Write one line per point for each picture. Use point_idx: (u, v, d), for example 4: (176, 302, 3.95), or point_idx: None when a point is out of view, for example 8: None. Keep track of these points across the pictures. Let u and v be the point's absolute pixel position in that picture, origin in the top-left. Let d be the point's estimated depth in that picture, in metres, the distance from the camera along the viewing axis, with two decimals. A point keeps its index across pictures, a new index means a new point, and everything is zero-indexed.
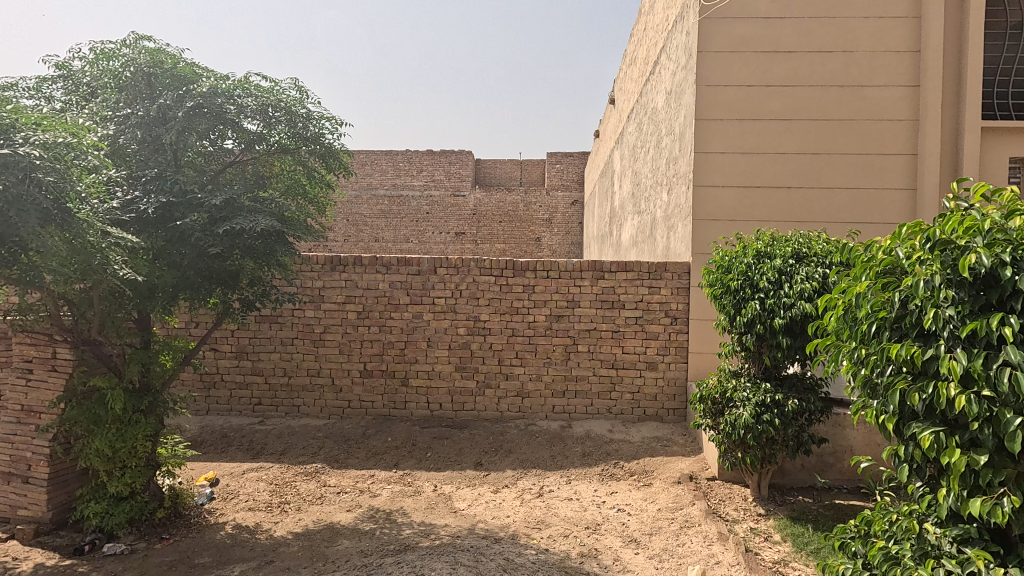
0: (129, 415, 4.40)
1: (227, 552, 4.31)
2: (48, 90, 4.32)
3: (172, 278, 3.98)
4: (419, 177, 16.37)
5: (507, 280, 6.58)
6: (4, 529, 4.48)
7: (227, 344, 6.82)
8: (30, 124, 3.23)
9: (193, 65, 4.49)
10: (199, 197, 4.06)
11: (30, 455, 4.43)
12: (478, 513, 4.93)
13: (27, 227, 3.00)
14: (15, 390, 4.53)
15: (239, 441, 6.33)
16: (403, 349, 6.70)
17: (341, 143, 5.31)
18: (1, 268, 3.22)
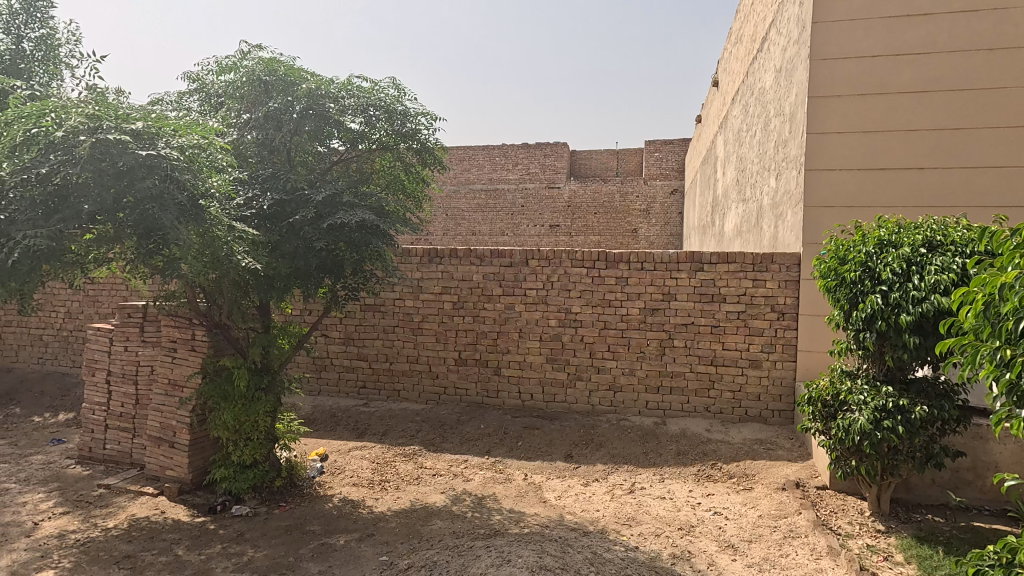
0: (252, 392, 4.90)
1: (334, 523, 4.67)
2: (186, 102, 4.90)
3: (287, 269, 4.36)
4: (515, 170, 16.51)
5: (600, 272, 6.47)
6: (156, 486, 5.17)
7: (336, 330, 7.34)
8: (169, 131, 3.66)
9: (303, 71, 4.87)
10: (308, 195, 4.41)
11: (175, 423, 5.08)
12: (567, 504, 4.93)
13: (167, 221, 3.43)
14: (163, 366, 5.20)
15: (346, 421, 6.82)
16: (496, 339, 6.83)
17: (436, 138, 5.49)
18: (148, 261, 3.69)
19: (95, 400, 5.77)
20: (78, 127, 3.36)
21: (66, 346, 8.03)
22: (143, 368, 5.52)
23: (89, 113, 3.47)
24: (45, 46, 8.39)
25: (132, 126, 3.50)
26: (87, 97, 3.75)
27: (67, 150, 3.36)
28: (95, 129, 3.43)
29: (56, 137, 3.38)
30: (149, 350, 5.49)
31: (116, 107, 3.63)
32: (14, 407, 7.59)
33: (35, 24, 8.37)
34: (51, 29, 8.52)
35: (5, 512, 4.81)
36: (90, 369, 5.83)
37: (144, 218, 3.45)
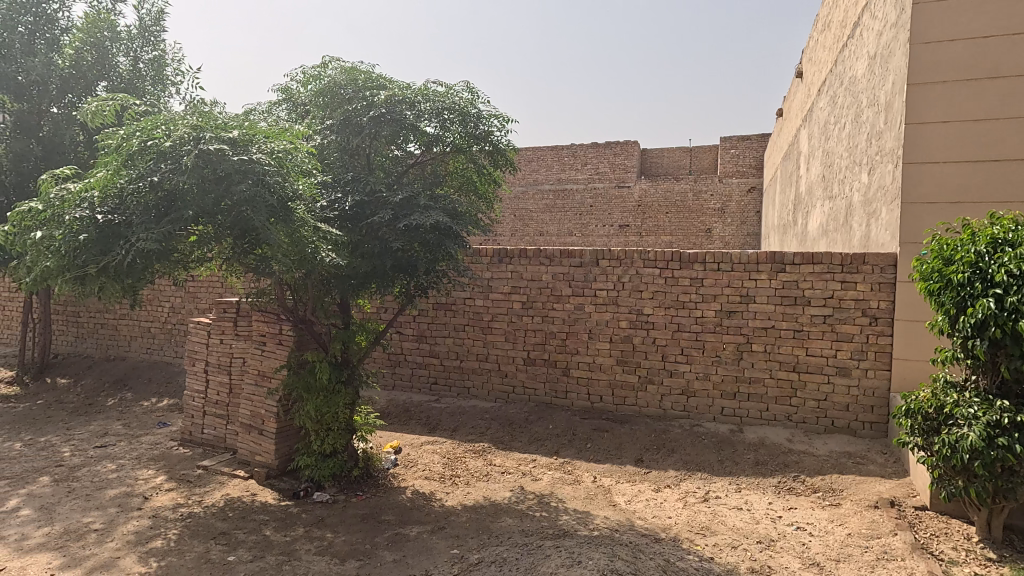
0: (333, 385, 5.16)
1: (407, 514, 4.83)
2: (276, 111, 5.24)
3: (366, 268, 4.54)
4: (583, 170, 16.36)
5: (672, 272, 6.29)
6: (247, 469, 5.55)
7: (410, 327, 7.59)
8: (262, 138, 3.92)
9: (381, 78, 5.07)
10: (386, 197, 4.58)
11: (264, 412, 5.44)
12: (638, 509, 4.83)
13: (260, 221, 3.67)
14: (254, 358, 5.58)
15: (419, 415, 7.03)
16: (565, 340, 6.80)
17: (508, 139, 5.53)
18: (243, 259, 3.96)
19: (195, 388, 6.29)
20: (184, 137, 3.67)
21: (171, 338, 8.81)
22: (237, 359, 5.95)
23: (193, 124, 3.79)
24: (156, 66, 9.29)
25: (230, 134, 3.80)
26: (192, 110, 4.11)
27: (174, 159, 3.69)
28: (197, 138, 3.74)
29: (166, 147, 3.72)
30: (242, 342, 5.92)
31: (216, 118, 3.95)
32: (127, 391, 8.41)
33: (149, 46, 9.30)
34: (162, 50, 9.44)
35: (120, 485, 5.33)
36: (191, 359, 6.35)
37: (240, 220, 3.72)
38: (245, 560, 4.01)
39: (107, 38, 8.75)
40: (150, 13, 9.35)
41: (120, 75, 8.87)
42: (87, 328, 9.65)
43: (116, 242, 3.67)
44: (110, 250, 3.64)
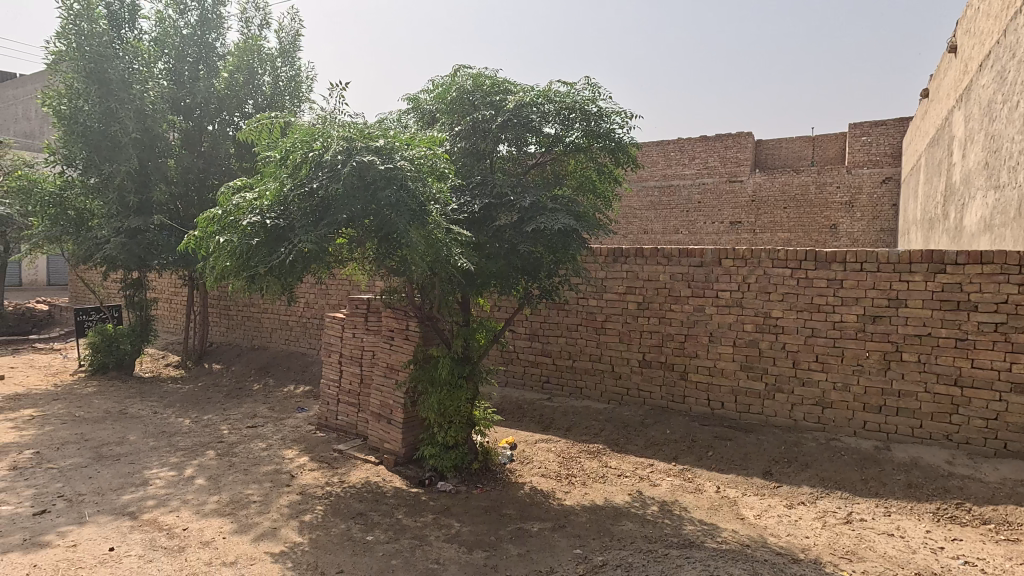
0: (455, 380, 5.37)
1: (528, 509, 4.91)
2: (405, 120, 5.55)
3: (493, 269, 4.67)
4: (691, 165, 15.67)
5: (806, 273, 5.84)
6: (377, 456, 5.95)
7: (522, 326, 7.72)
8: (402, 147, 4.21)
9: (505, 82, 5.20)
10: (513, 200, 4.71)
11: (393, 403, 5.79)
12: (770, 525, 4.54)
13: (402, 225, 3.96)
14: (383, 352, 5.96)
15: (532, 413, 7.14)
16: (684, 342, 6.55)
17: (630, 137, 5.42)
18: (386, 260, 4.31)
19: (331, 377, 6.84)
20: (339, 147, 4.08)
21: (305, 330, 9.69)
22: (367, 352, 6.39)
23: (346, 136, 4.14)
24: (293, 83, 10.28)
25: (376, 143, 4.10)
26: (340, 122, 4.50)
27: (330, 168, 4.05)
28: (349, 149, 4.09)
29: (322, 157, 4.10)
30: (372, 337, 6.35)
31: (364, 129, 4.28)
32: (269, 378, 9.36)
33: (288, 65, 10.32)
34: (298, 68, 10.44)
35: (271, 463, 5.94)
36: (326, 351, 6.92)
37: (384, 222, 4.02)
38: (383, 541, 4.29)
39: (255, 61, 9.77)
40: (288, 35, 10.33)
41: (265, 93, 9.91)
42: (236, 320, 10.87)
43: (279, 244, 4.18)
44: (275, 251, 4.16)
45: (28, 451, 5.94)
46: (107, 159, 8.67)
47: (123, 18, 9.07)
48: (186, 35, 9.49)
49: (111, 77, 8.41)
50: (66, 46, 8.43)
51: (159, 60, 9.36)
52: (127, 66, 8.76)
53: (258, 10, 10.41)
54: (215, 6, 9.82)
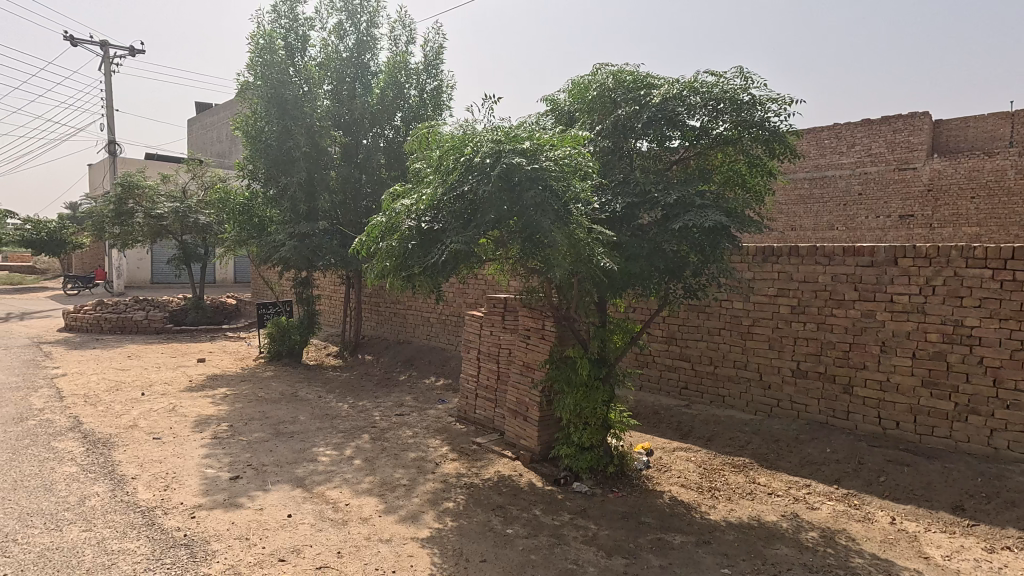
0: (592, 381, 5.30)
1: (668, 520, 4.71)
2: (543, 121, 5.63)
3: (636, 269, 4.55)
4: (849, 153, 13.98)
5: (1012, 275, 4.91)
6: (513, 451, 6.09)
7: (659, 328, 7.45)
8: (546, 148, 4.32)
9: (647, 77, 5.06)
10: (657, 197, 4.56)
11: (529, 400, 5.90)
12: (963, 570, 3.88)
13: (547, 226, 4.08)
14: (520, 350, 6.09)
15: (669, 420, 6.86)
16: (847, 351, 5.87)
17: (788, 125, 4.96)
18: (530, 259, 4.45)
19: (469, 372, 7.14)
20: (488, 152, 4.34)
21: (446, 327, 10.27)
22: (504, 350, 6.58)
23: (495, 139, 4.41)
24: (436, 94, 10.95)
25: (522, 146, 4.32)
26: (487, 128, 4.72)
27: (479, 172, 4.33)
28: (497, 152, 4.36)
29: (473, 162, 4.39)
30: (509, 335, 6.52)
31: (510, 132, 4.52)
32: (413, 370, 10.07)
33: (431, 77, 11.01)
34: (440, 80, 11.09)
35: (417, 449, 6.36)
36: (466, 347, 7.24)
37: (530, 225, 4.21)
38: (522, 535, 4.37)
39: (403, 76, 10.57)
40: (431, 48, 11.01)
41: (411, 105, 10.67)
42: (385, 316, 11.86)
43: (433, 246, 4.59)
44: (430, 252, 4.59)
45: (224, 424, 6.98)
46: (283, 173, 9.91)
47: (296, 48, 10.25)
48: (346, 57, 10.54)
49: (287, 101, 9.62)
50: (254, 76, 9.77)
51: (324, 83, 10.45)
52: (299, 90, 9.93)
53: (405, 28, 11.21)
54: (369, 29, 10.76)
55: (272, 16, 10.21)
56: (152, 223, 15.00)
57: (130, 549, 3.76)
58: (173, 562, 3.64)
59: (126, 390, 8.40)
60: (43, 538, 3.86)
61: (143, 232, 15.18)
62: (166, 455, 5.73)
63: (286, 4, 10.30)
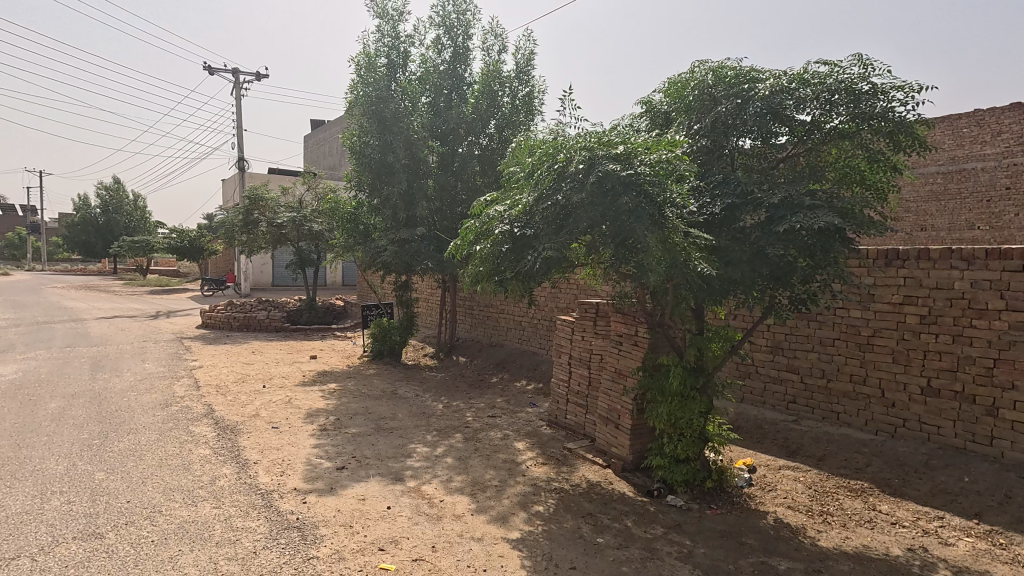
0: (688, 391, 5.06)
1: (773, 544, 4.39)
2: (638, 122, 5.54)
3: (737, 275, 4.30)
4: (995, 142, 12.27)
5: None
6: (604, 459, 5.97)
7: (763, 337, 7.01)
8: (641, 151, 4.25)
9: (751, 72, 4.80)
10: (761, 198, 4.30)
11: (621, 407, 5.76)
12: None
13: (640, 230, 3.99)
14: (612, 356, 5.98)
15: (774, 435, 6.41)
16: (990, 368, 5.16)
17: (916, 115, 4.47)
18: (623, 265, 4.37)
19: (561, 377, 7.12)
20: (581, 157, 4.34)
21: (537, 331, 10.33)
22: (595, 356, 6.49)
23: (588, 145, 4.41)
24: (528, 100, 11.11)
25: (616, 150, 4.28)
26: (580, 133, 4.73)
27: (573, 179, 4.34)
28: (590, 158, 4.34)
29: (566, 168, 4.40)
30: (601, 340, 6.43)
31: (603, 137, 4.50)
32: (505, 372, 10.23)
33: (523, 84, 11.18)
34: (532, 86, 11.24)
35: (508, 451, 6.45)
36: (557, 351, 7.23)
37: (623, 230, 4.14)
38: (613, 546, 4.28)
39: (496, 84, 10.83)
40: (524, 55, 11.15)
41: (504, 113, 10.89)
42: (478, 319, 12.16)
43: (525, 251, 4.68)
44: (522, 257, 4.68)
45: (332, 417, 7.51)
46: (386, 183, 10.50)
47: (397, 64, 10.87)
48: (443, 70, 10.99)
49: (388, 115, 10.21)
50: (360, 94, 10.45)
51: (422, 96, 10.95)
52: (400, 104, 10.50)
53: (498, 38, 11.46)
54: (465, 41, 11.14)
55: (376, 36, 10.89)
56: (273, 231, 16.54)
57: (251, 527, 4.16)
58: (287, 542, 3.97)
59: (250, 382, 9.31)
60: (182, 511, 4.38)
61: (266, 239, 16.77)
62: (282, 443, 6.28)
63: (388, 24, 10.93)
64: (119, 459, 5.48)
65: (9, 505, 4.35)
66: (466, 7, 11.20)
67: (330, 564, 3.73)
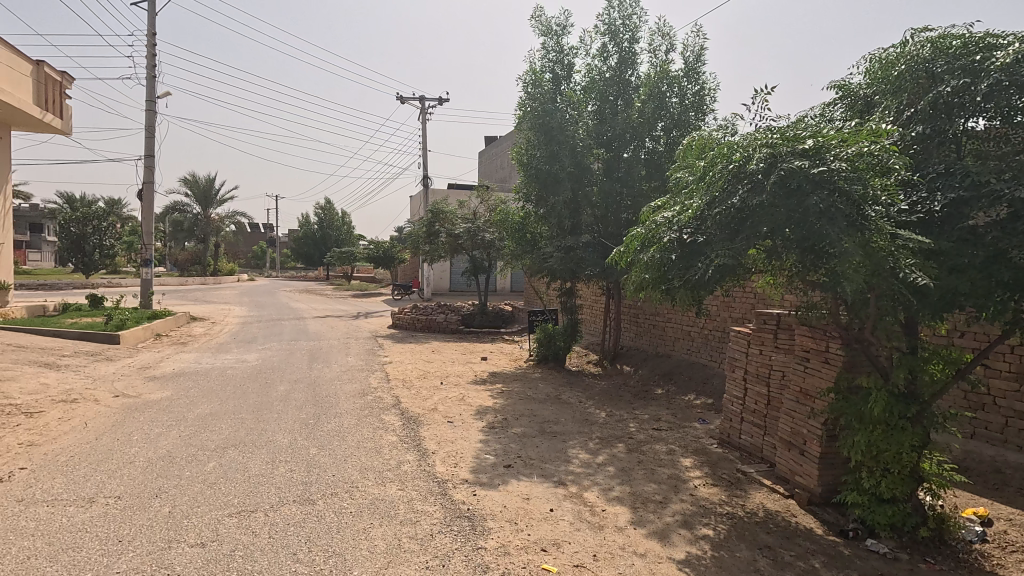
0: (895, 420, 4.29)
1: None
2: (831, 111, 5.07)
3: (965, 285, 3.57)
4: None
5: None
6: (786, 488, 5.34)
7: (1004, 361, 5.69)
8: (837, 143, 3.87)
9: (985, 39, 4.06)
10: (1001, 189, 3.51)
11: (807, 432, 5.12)
12: None
13: (834, 233, 3.54)
14: (796, 374, 5.36)
15: (1020, 484, 5.16)
16: None
17: None
18: (811, 273, 3.91)
19: (734, 394, 6.59)
20: (761, 155, 4.03)
21: (708, 343, 9.71)
22: (776, 372, 5.88)
23: (770, 142, 4.07)
24: (699, 98, 10.59)
25: (804, 145, 3.89)
26: (761, 129, 4.42)
27: (751, 180, 4.03)
28: (772, 156, 3.99)
29: (742, 169, 4.11)
30: (782, 355, 5.81)
31: (788, 132, 4.12)
32: (672, 385, 9.77)
33: (693, 82, 10.67)
34: (703, 83, 10.67)
35: (675, 467, 6.14)
36: (731, 365, 6.71)
37: (813, 233, 3.70)
38: None
39: (664, 85, 10.49)
40: (693, 52, 10.63)
41: (673, 113, 10.49)
42: (644, 327, 11.82)
43: (695, 258, 4.48)
44: (692, 265, 4.48)
45: (500, 416, 7.91)
46: (552, 193, 10.76)
47: (563, 77, 11.16)
48: (609, 77, 10.97)
49: (554, 126, 10.50)
50: (527, 109, 10.90)
51: (588, 104, 11.05)
52: (566, 114, 10.75)
53: (665, 37, 11.09)
54: (631, 45, 11.01)
55: (542, 53, 11.30)
56: (451, 241, 18.04)
57: (428, 512, 4.57)
58: (459, 530, 4.28)
59: (430, 379, 10.23)
60: (373, 488, 4.98)
61: (445, 248, 18.34)
62: (456, 437, 6.78)
63: (553, 39, 11.27)
64: (327, 438, 6.44)
65: (252, 467, 5.38)
66: (631, 11, 11.06)
67: (496, 556, 3.92)
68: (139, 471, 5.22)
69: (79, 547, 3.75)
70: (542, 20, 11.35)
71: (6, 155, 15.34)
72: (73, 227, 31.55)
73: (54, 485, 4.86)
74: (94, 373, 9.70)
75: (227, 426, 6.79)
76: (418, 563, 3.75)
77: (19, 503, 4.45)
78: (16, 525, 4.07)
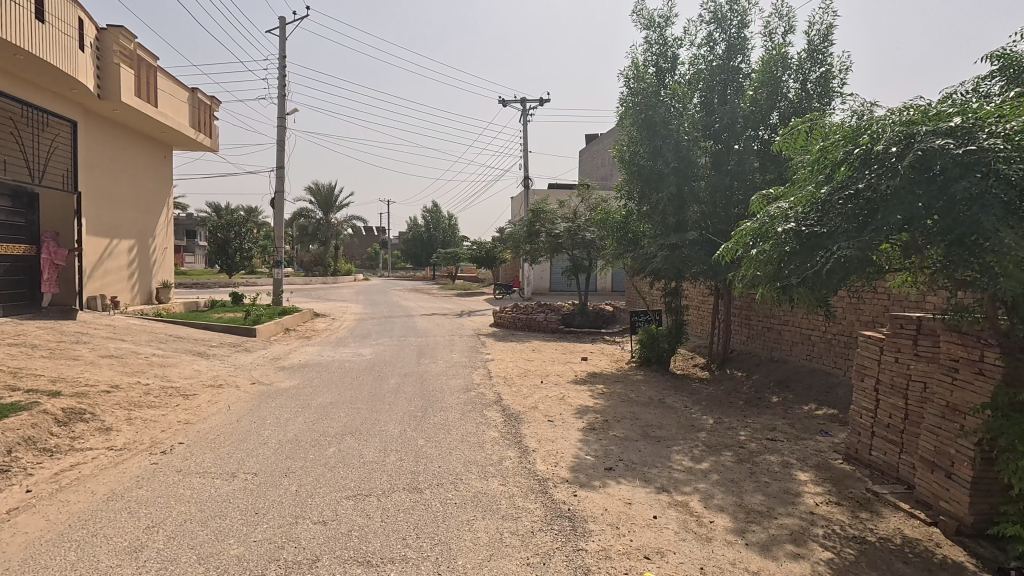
0: None
1: None
2: (987, 86, 4.58)
3: None
4: None
5: None
6: (928, 514, 4.70)
7: None
8: (992, 121, 3.43)
9: None
10: None
11: (954, 452, 4.51)
12: None
13: (989, 221, 3.09)
14: (941, 386, 4.73)
15: None
16: None
17: None
18: (960, 270, 3.42)
19: (864, 405, 5.94)
20: (895, 139, 3.69)
21: (831, 348, 8.90)
22: (915, 383, 5.25)
23: (905, 122, 3.76)
24: (823, 81, 9.73)
25: (949, 124, 3.52)
26: (898, 108, 4.04)
27: (882, 164, 3.74)
28: (907, 137, 3.68)
29: (871, 153, 3.83)
30: (924, 363, 5.18)
31: (929, 111, 3.79)
32: (789, 394, 9.04)
33: (814, 65, 9.82)
34: (829, 65, 9.77)
35: (793, 481, 5.65)
36: (860, 374, 6.08)
37: (961, 222, 3.27)
38: None
39: (780, 69, 9.78)
40: (818, 32, 9.74)
41: (791, 100, 9.74)
42: (757, 330, 11.11)
43: (816, 253, 4.11)
44: (812, 260, 4.11)
45: (600, 417, 7.81)
46: (655, 190, 10.39)
47: (667, 69, 10.79)
48: (717, 65, 10.43)
49: (656, 121, 10.12)
50: (630, 105, 10.62)
51: (694, 96, 10.54)
52: (670, 108, 10.36)
53: (782, 18, 10.27)
54: (740, 31, 10.38)
55: (645, 46, 11.00)
56: (552, 241, 18.15)
57: (530, 509, 4.62)
58: (560, 529, 4.28)
59: (531, 377, 10.35)
60: (477, 482, 5.14)
61: (546, 248, 18.46)
62: (556, 436, 6.79)
63: (657, 31, 10.90)
64: (433, 430, 6.74)
65: (367, 455, 5.77)
66: None
67: (597, 560, 3.87)
68: (272, 452, 5.79)
69: (224, 516, 4.24)
70: (644, 13, 11.01)
71: (168, 171, 17.75)
72: (219, 233, 35.73)
73: (204, 459, 5.55)
74: (235, 362, 10.95)
75: (345, 415, 7.34)
76: (520, 559, 3.80)
77: (178, 473, 5.14)
78: (177, 492, 4.70)
